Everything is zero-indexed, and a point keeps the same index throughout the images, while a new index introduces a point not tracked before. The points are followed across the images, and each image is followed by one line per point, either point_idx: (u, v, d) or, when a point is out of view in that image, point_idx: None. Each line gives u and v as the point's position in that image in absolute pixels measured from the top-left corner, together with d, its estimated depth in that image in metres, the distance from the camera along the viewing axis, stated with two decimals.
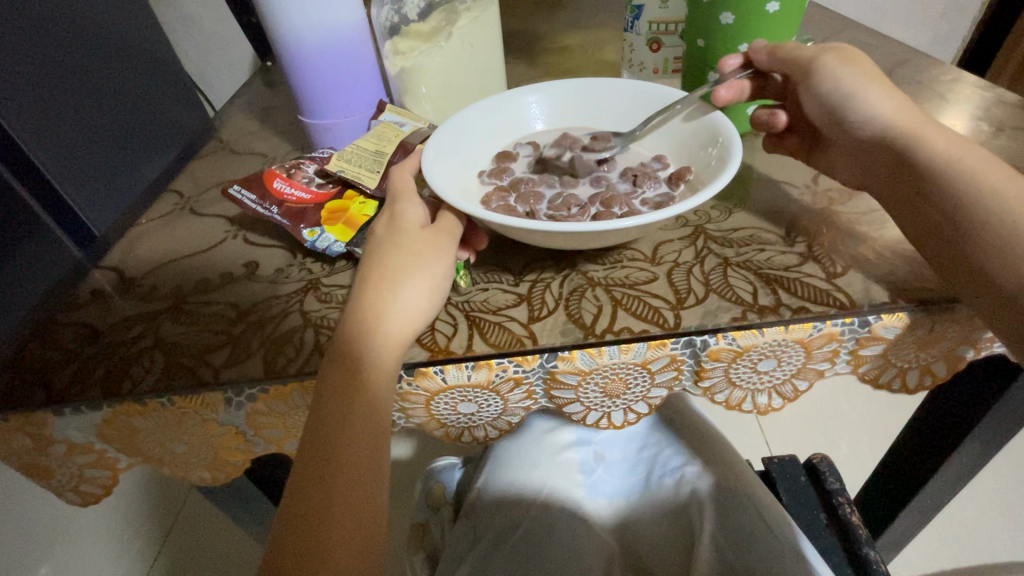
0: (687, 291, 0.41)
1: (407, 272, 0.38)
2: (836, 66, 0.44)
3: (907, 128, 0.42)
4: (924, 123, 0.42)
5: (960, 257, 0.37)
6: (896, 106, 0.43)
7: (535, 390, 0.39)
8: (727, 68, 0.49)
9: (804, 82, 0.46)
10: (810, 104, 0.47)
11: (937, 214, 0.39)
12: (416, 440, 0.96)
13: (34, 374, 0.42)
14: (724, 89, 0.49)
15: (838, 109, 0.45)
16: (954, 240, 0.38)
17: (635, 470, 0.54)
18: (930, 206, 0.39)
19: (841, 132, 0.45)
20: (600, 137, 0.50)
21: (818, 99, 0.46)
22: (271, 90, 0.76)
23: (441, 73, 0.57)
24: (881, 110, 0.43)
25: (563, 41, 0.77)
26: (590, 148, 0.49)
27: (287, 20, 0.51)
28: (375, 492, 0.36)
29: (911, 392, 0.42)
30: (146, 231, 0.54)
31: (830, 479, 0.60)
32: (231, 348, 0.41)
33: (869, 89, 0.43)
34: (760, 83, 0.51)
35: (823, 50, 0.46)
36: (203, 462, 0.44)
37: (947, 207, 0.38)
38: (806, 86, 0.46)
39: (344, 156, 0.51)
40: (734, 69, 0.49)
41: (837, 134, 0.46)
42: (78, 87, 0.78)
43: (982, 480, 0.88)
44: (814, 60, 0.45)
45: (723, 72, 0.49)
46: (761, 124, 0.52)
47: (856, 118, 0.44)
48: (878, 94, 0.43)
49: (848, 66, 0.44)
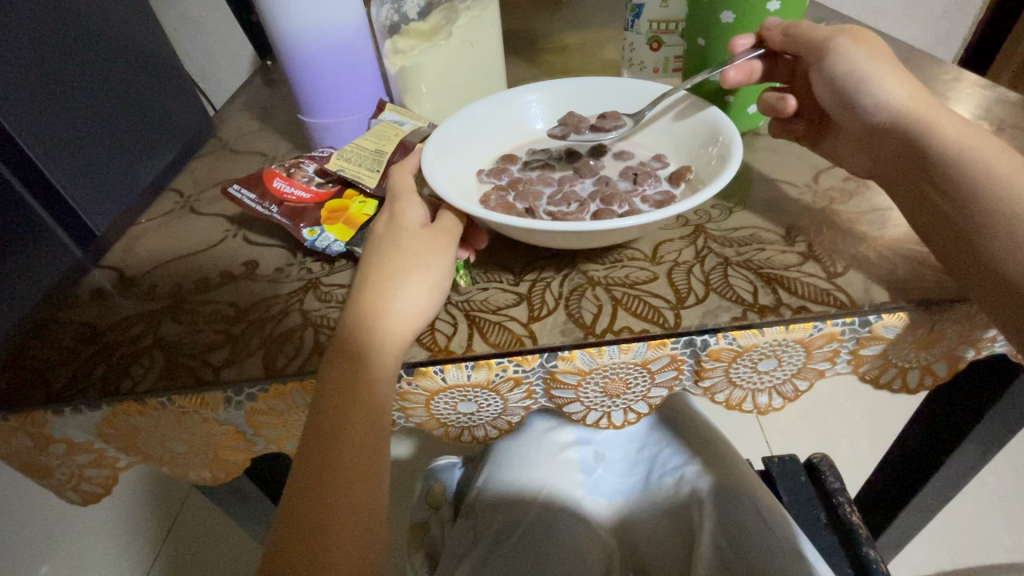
0: (687, 290, 0.40)
1: (407, 272, 0.38)
2: (852, 46, 0.44)
3: (922, 109, 0.42)
4: (937, 111, 0.42)
5: (969, 248, 0.37)
6: (906, 96, 0.42)
7: (535, 390, 0.39)
8: (739, 48, 0.47)
9: (818, 65, 0.46)
10: (823, 89, 0.47)
11: (947, 205, 0.39)
12: (416, 439, 0.96)
13: (34, 373, 0.41)
14: (734, 71, 0.49)
15: (850, 95, 0.45)
16: (963, 233, 0.38)
17: (634, 470, 0.54)
18: (941, 197, 0.39)
19: (853, 116, 0.45)
20: (610, 115, 0.50)
21: (832, 85, 0.46)
22: (271, 89, 0.76)
23: (441, 72, 0.57)
24: (895, 94, 0.43)
25: (563, 40, 0.77)
26: (602, 125, 0.50)
27: (287, 18, 0.51)
28: (374, 491, 0.36)
29: (912, 392, 0.42)
30: (146, 231, 0.54)
31: (831, 479, 0.59)
32: (231, 347, 0.41)
33: (884, 73, 0.43)
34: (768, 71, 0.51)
35: (838, 30, 0.45)
36: (202, 461, 0.44)
37: (959, 196, 0.38)
38: (821, 69, 0.46)
39: (343, 155, 0.51)
40: (745, 49, 0.48)
41: (849, 119, 0.46)
42: (77, 85, 0.78)
43: (982, 481, 0.87)
44: (829, 40, 0.45)
45: (734, 52, 0.48)
46: (770, 108, 0.50)
47: (869, 101, 0.44)
48: (894, 77, 0.43)
49: (867, 49, 0.44)
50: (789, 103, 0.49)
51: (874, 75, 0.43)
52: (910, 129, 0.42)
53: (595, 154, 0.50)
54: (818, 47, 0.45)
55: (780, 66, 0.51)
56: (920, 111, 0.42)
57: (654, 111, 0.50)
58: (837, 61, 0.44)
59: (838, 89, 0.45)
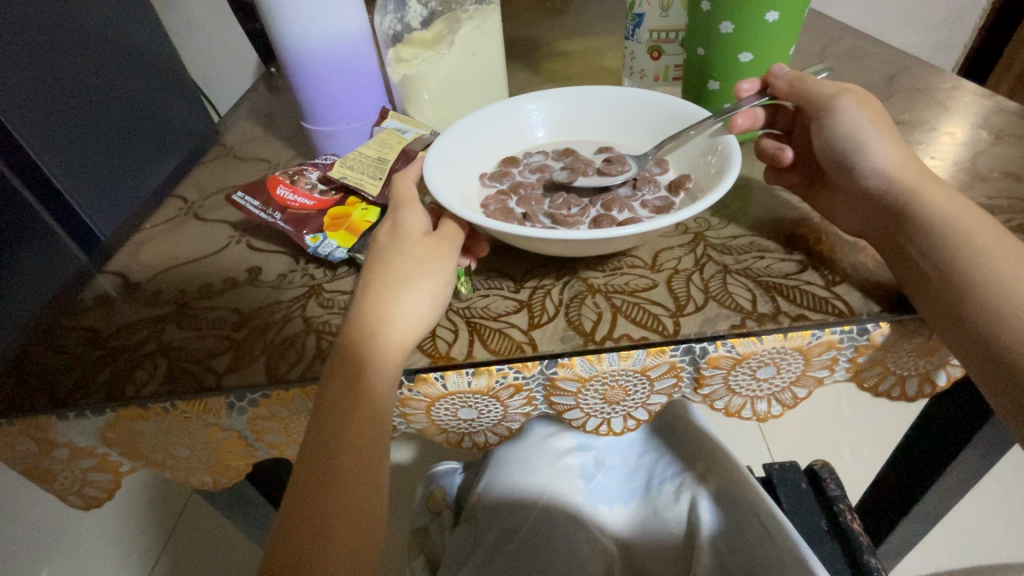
0: (687, 299, 0.41)
1: (407, 281, 0.38)
2: (856, 106, 0.42)
3: (914, 177, 0.40)
4: (930, 178, 0.40)
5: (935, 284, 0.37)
6: (903, 154, 0.41)
7: (535, 396, 0.40)
8: (743, 94, 0.49)
9: (819, 119, 0.44)
10: (820, 147, 0.45)
11: (929, 267, 0.37)
12: (417, 443, 0.97)
13: (38, 379, 0.42)
14: (740, 117, 0.49)
15: (849, 156, 0.43)
16: (947, 299, 0.36)
17: (635, 476, 0.55)
18: (921, 258, 0.38)
19: (848, 178, 0.43)
20: (616, 159, 0.48)
21: (827, 142, 0.44)
22: (275, 96, 0.77)
23: (442, 81, 0.57)
24: (883, 149, 0.41)
25: (565, 47, 0.77)
26: (605, 169, 0.47)
27: (290, 29, 0.51)
28: (375, 497, 0.36)
29: (911, 400, 0.43)
30: (150, 236, 0.55)
31: (831, 486, 0.59)
32: (234, 352, 0.41)
33: (879, 136, 0.42)
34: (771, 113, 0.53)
35: (844, 88, 0.44)
36: (204, 465, 0.45)
37: (941, 259, 0.37)
38: (822, 124, 0.44)
39: (346, 163, 0.52)
40: (749, 94, 0.49)
41: (841, 177, 0.44)
42: (82, 92, 0.78)
43: (985, 488, 0.87)
44: (834, 97, 0.43)
45: (739, 97, 0.49)
46: (767, 154, 0.50)
47: (865, 165, 0.42)
48: (886, 120, 0.42)
49: (867, 108, 0.42)
50: (788, 151, 0.49)
51: (869, 132, 0.42)
52: (903, 194, 0.40)
53: (602, 187, 0.47)
54: (830, 92, 0.44)
55: (782, 115, 0.52)
56: (912, 179, 0.40)
57: (657, 155, 0.50)
58: (838, 119, 0.43)
59: (837, 150, 0.43)
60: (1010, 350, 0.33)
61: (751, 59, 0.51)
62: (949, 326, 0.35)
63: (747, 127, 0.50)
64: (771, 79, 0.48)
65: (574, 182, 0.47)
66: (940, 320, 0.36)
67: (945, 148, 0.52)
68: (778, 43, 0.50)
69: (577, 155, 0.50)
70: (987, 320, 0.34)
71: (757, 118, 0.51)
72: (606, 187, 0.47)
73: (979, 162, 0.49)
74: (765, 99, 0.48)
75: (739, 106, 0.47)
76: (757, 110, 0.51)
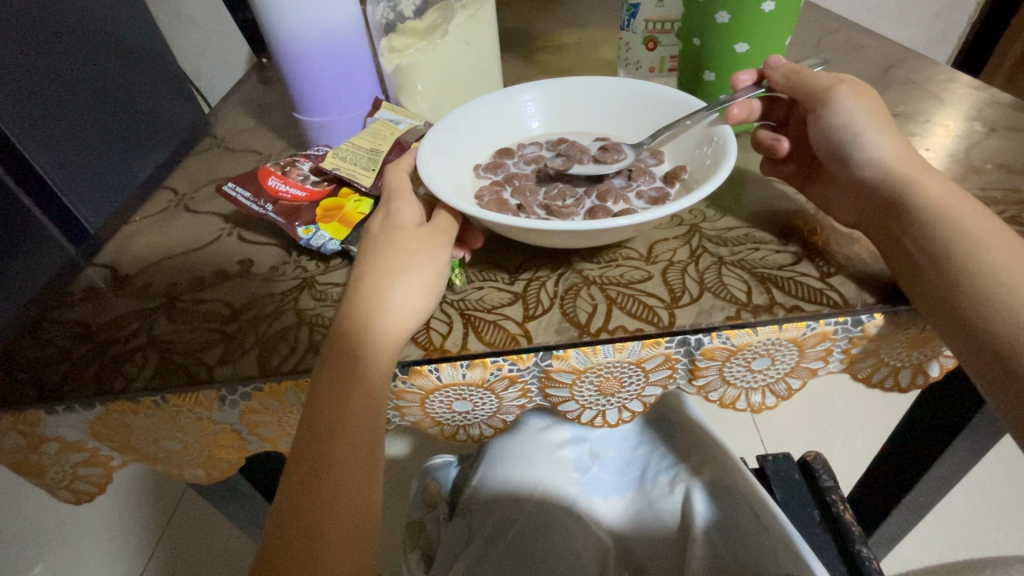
0: (681, 290, 0.41)
1: (403, 273, 0.38)
2: (851, 97, 0.42)
3: (909, 169, 0.40)
4: (925, 169, 0.40)
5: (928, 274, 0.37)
6: (898, 145, 0.41)
7: (529, 389, 0.40)
8: (740, 85, 0.49)
9: (815, 111, 0.44)
10: (816, 138, 0.45)
11: (924, 259, 0.37)
12: (412, 437, 0.97)
13: (25, 373, 0.41)
14: (737, 107, 0.49)
15: (844, 147, 0.43)
16: (943, 292, 0.35)
17: (629, 468, 0.54)
18: (917, 250, 0.38)
19: (843, 169, 0.43)
20: (611, 147, 0.48)
21: (823, 133, 0.44)
22: (267, 86, 0.76)
23: (437, 71, 0.57)
24: (879, 141, 0.41)
25: (560, 38, 0.77)
26: (599, 158, 0.47)
27: (281, 16, 0.50)
28: (370, 492, 0.36)
29: (904, 391, 0.43)
30: (138, 229, 0.54)
31: (824, 477, 0.60)
32: (226, 344, 0.41)
33: (874, 126, 0.41)
34: (767, 106, 0.53)
35: (839, 80, 0.44)
36: (197, 459, 0.45)
37: (937, 250, 0.37)
38: (817, 115, 0.44)
39: (338, 154, 0.52)
40: (746, 86, 0.49)
41: (837, 168, 0.44)
42: (67, 83, 0.77)
43: (975, 478, 0.88)
44: (830, 89, 0.43)
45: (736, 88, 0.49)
46: (764, 146, 0.50)
47: (861, 156, 0.42)
48: (881, 112, 0.42)
49: (862, 99, 0.42)
50: (784, 143, 0.49)
51: (865, 123, 0.42)
52: (898, 184, 0.40)
53: (596, 179, 0.47)
54: (825, 83, 0.44)
55: (777, 108, 0.52)
56: (907, 170, 0.40)
57: (653, 145, 0.50)
58: (835, 110, 0.43)
59: (832, 140, 0.43)
60: (1006, 342, 0.33)
61: (746, 51, 0.51)
62: (947, 319, 0.35)
63: (742, 119, 0.49)
64: (767, 71, 0.48)
65: (569, 172, 0.47)
66: (934, 311, 0.36)
67: (939, 140, 0.52)
68: (772, 33, 0.50)
69: (573, 144, 0.49)
70: (982, 313, 0.34)
71: (754, 109, 0.51)
72: (602, 177, 0.47)
73: (972, 154, 0.49)
74: (762, 91, 0.48)
75: (736, 96, 0.47)
76: (754, 100, 0.50)
